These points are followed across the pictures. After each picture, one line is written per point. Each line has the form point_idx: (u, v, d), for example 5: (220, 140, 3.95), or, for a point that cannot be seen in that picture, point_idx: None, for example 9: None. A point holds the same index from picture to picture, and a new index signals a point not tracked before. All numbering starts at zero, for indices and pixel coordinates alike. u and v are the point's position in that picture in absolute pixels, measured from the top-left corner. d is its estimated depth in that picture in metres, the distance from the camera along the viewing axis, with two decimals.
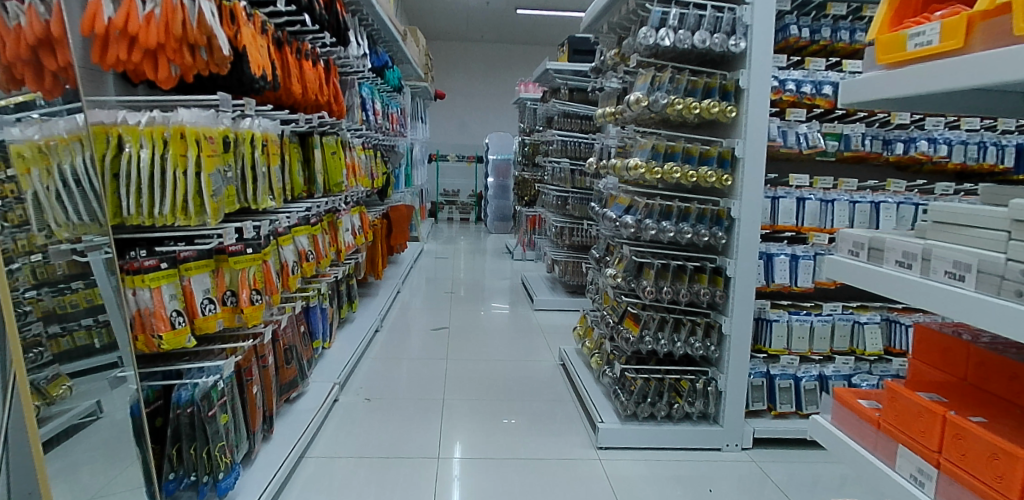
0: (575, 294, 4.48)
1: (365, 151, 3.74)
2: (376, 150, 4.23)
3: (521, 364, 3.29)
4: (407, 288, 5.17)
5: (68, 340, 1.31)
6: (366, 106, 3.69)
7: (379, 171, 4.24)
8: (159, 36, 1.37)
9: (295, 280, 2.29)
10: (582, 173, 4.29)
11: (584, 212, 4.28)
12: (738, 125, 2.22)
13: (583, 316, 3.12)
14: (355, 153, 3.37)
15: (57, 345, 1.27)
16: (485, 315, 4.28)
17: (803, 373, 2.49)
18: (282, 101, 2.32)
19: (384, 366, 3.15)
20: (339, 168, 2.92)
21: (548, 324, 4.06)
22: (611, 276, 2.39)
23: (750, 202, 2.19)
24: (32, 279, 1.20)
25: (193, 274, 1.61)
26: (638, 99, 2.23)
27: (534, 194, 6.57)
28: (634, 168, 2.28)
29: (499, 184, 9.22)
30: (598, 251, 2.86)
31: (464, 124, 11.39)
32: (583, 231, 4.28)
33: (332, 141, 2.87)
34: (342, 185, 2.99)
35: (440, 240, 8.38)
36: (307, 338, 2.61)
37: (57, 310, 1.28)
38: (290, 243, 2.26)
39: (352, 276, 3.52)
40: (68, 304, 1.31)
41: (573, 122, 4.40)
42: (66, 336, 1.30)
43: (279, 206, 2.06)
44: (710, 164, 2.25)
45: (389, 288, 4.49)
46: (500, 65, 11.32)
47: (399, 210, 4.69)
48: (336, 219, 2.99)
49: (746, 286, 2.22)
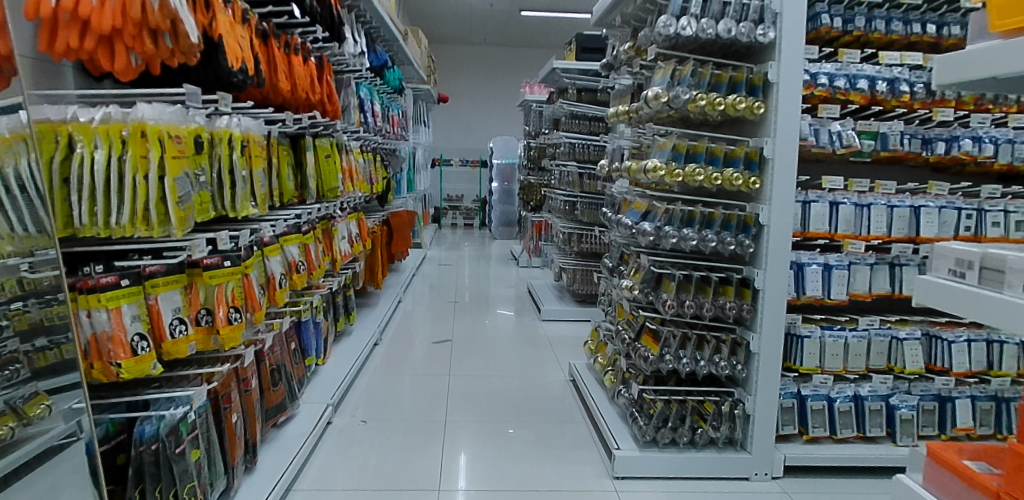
0: (584, 304, 4.27)
1: (364, 154, 3.57)
2: (376, 154, 4.05)
3: (528, 380, 3.09)
4: (408, 297, 4.98)
5: (56, 353, 1.20)
6: (364, 107, 3.52)
7: (379, 175, 4.06)
8: (114, 21, 1.18)
9: (284, 295, 2.10)
10: (590, 177, 4.10)
11: (593, 218, 4.08)
12: (766, 123, 2.03)
13: (595, 330, 2.92)
14: (352, 156, 3.20)
15: (42, 358, 1.19)
16: (489, 326, 4.09)
17: (837, 394, 2.29)
18: (270, 99, 2.14)
19: (382, 384, 2.95)
20: (334, 172, 2.74)
21: (556, 336, 3.85)
22: (627, 289, 2.19)
23: (781, 207, 1.99)
24: (14, 290, 1.14)
25: (160, 292, 1.43)
26: (657, 94, 2.02)
27: (541, 199, 6.37)
28: (653, 170, 2.07)
29: (504, 189, 9.03)
30: (611, 260, 2.67)
31: (468, 128, 11.23)
32: (593, 238, 4.09)
33: (326, 144, 2.69)
34: (337, 191, 2.80)
35: (444, 246, 8.20)
36: (298, 356, 2.42)
37: (45, 322, 1.19)
38: (278, 253, 2.08)
39: (350, 286, 3.34)
40: (57, 315, 1.20)
41: (581, 123, 4.21)
42: (55, 349, 1.20)
43: (264, 214, 1.88)
44: (736, 166, 2.05)
45: (390, 298, 4.30)
46: (505, 69, 11.16)
47: (400, 217, 4.51)
48: (331, 227, 2.81)
49: (777, 299, 2.02)
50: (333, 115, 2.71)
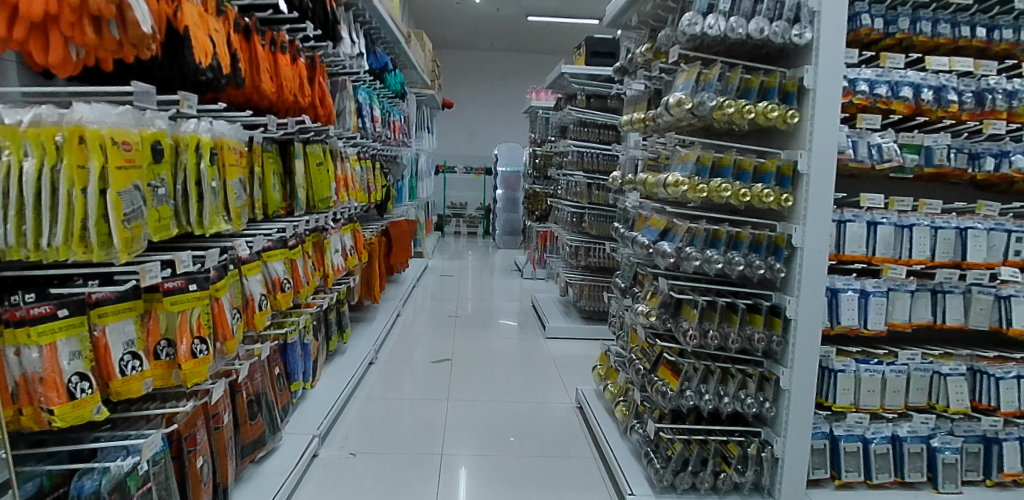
0: (590, 321, 4.06)
1: (362, 161, 3.38)
2: (375, 160, 3.86)
3: (530, 406, 2.87)
4: (407, 309, 4.78)
5: None
6: (362, 112, 3.34)
7: (378, 183, 3.88)
8: (46, 5, 0.99)
9: (265, 319, 1.91)
10: (599, 188, 3.89)
11: (601, 231, 3.87)
12: (800, 134, 1.83)
13: (604, 354, 2.71)
14: (347, 164, 3.01)
15: None
16: (490, 344, 3.88)
17: (873, 434, 2.07)
18: (254, 102, 1.96)
19: (375, 410, 2.74)
20: (327, 181, 2.55)
21: (561, 355, 3.64)
22: (643, 314, 1.98)
23: (817, 227, 1.78)
24: None
25: (109, 323, 1.24)
26: (681, 100, 1.81)
27: (546, 208, 6.16)
28: (675, 185, 1.86)
29: (508, 197, 8.84)
30: (623, 281, 2.46)
31: (473, 134, 11.08)
32: (602, 251, 3.88)
33: (319, 150, 2.50)
34: (330, 201, 2.61)
35: (447, 255, 8.02)
36: (282, 381, 2.22)
37: None
38: (258, 272, 1.89)
39: (344, 302, 3.15)
40: None
41: (590, 131, 4.00)
42: None
43: (240, 230, 1.69)
44: (766, 181, 1.85)
45: (388, 312, 4.10)
46: (511, 75, 11.01)
47: (400, 226, 4.33)
48: (322, 239, 2.62)
49: (811, 330, 1.81)
50: (327, 120, 2.53)
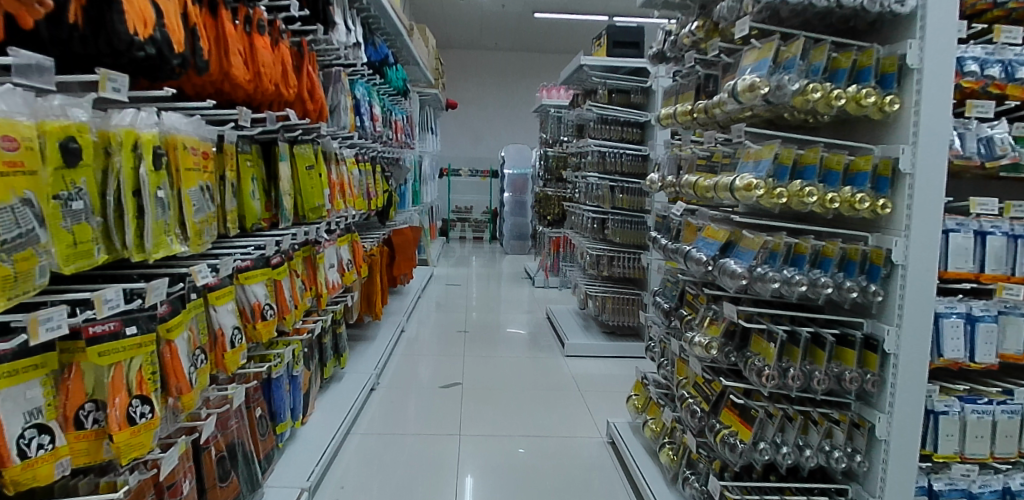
0: (614, 338, 3.68)
1: (360, 165, 3.03)
2: (376, 163, 3.51)
3: (555, 442, 2.46)
4: (412, 324, 4.39)
5: None
6: (361, 109, 3.00)
7: (379, 189, 3.53)
8: None
9: (240, 357, 1.54)
10: (623, 191, 3.54)
11: (626, 239, 3.52)
12: (900, 125, 1.47)
13: (638, 382, 2.34)
14: (344, 168, 2.67)
15: None
16: (504, 364, 3.49)
17: (981, 489, 1.68)
18: (226, 93, 1.61)
19: (376, 450, 2.34)
20: (318, 188, 2.20)
21: (583, 377, 3.26)
22: (701, 346, 1.60)
23: (925, 240, 1.42)
24: None
25: (3, 389, 0.87)
26: (755, 83, 1.44)
27: (559, 213, 5.80)
28: (746, 189, 1.45)
29: (516, 201, 8.49)
30: (666, 301, 2.09)
31: (478, 136, 10.73)
32: (626, 260, 3.52)
33: (309, 152, 2.15)
34: (323, 210, 2.25)
35: (452, 262, 7.66)
36: (264, 423, 1.83)
37: None
38: (230, 299, 1.53)
39: (342, 323, 2.79)
40: None
41: (612, 129, 3.64)
42: None
43: (200, 251, 1.31)
44: (858, 184, 1.49)
45: (391, 327, 3.74)
46: (516, 75, 10.67)
47: (403, 233, 3.98)
48: (315, 254, 2.27)
49: (916, 368, 1.45)
50: (318, 117, 2.17)
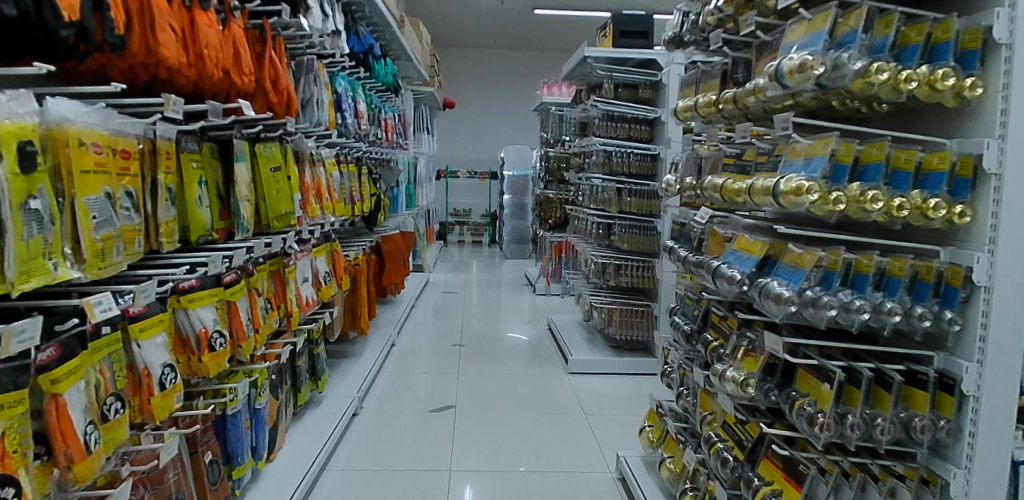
0: (622, 352, 3.39)
1: (342, 167, 2.76)
2: (362, 164, 3.24)
3: (559, 477, 2.17)
4: (405, 334, 4.09)
5: None
6: (343, 105, 2.73)
7: (366, 192, 3.26)
8: None
9: (176, 401, 1.24)
10: (631, 194, 3.26)
11: (634, 245, 3.25)
12: (984, 114, 1.18)
13: (652, 410, 2.06)
14: (322, 169, 2.40)
15: None
16: (502, 381, 3.18)
17: None
18: (160, 76, 1.34)
19: (352, 490, 2.04)
20: (286, 193, 1.94)
21: (588, 396, 2.99)
22: (735, 383, 1.32)
23: (1015, 254, 1.11)
24: None
25: None
26: (806, 62, 1.17)
27: (562, 217, 5.53)
28: (795, 194, 1.18)
29: (516, 203, 8.22)
30: (685, 322, 1.81)
31: (477, 137, 10.45)
32: (634, 269, 3.25)
33: (274, 151, 1.89)
34: (293, 217, 1.98)
35: (450, 267, 7.39)
36: (214, 469, 1.54)
37: None
38: (163, 331, 1.23)
39: (320, 341, 2.51)
40: None
41: (618, 127, 3.37)
42: None
43: (103, 276, 1.00)
44: (929, 187, 1.20)
45: (379, 341, 3.44)
46: (516, 75, 10.40)
47: (392, 240, 3.72)
48: (283, 267, 2.00)
49: (1000, 412, 1.13)
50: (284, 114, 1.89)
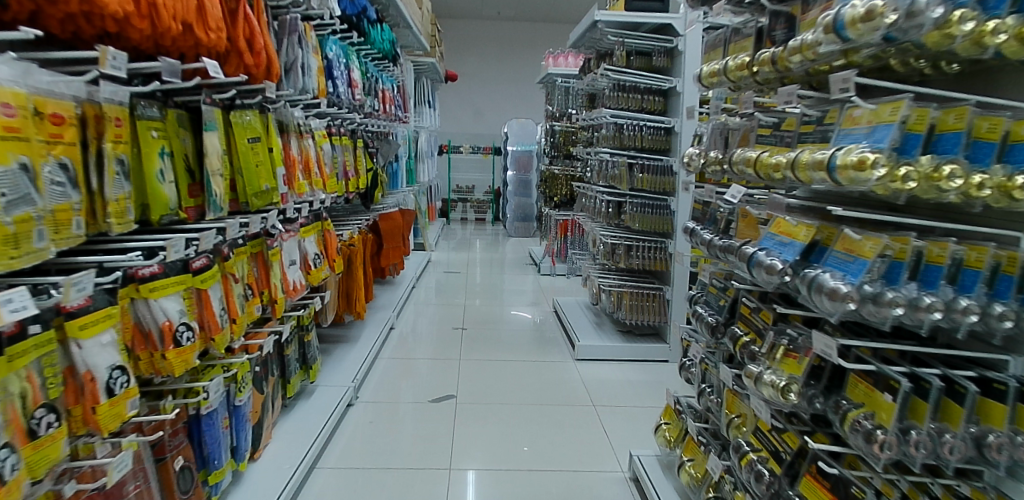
0: (631, 338, 3.23)
1: (334, 139, 2.56)
2: (357, 138, 3.03)
3: (567, 476, 2.02)
4: (405, 315, 3.93)
5: None
6: (333, 71, 2.52)
7: (361, 167, 3.06)
8: None
9: (128, 409, 1.09)
10: (644, 169, 3.05)
11: (646, 225, 3.05)
12: None
13: (669, 406, 1.92)
14: (310, 142, 2.20)
15: None
16: (506, 366, 3.04)
17: None
18: (105, 27, 1.13)
19: (345, 489, 1.90)
20: (269, 168, 1.75)
21: (597, 385, 2.85)
22: (774, 388, 1.17)
23: None
24: None
25: None
26: (874, 8, 0.97)
27: (568, 194, 5.32)
28: (857, 168, 0.98)
29: (520, 180, 7.98)
30: (709, 313, 1.64)
31: (480, 111, 10.16)
32: (646, 250, 3.06)
33: (252, 121, 1.70)
34: (275, 193, 1.79)
35: (452, 245, 7.21)
36: (187, 476, 1.39)
37: None
38: (111, 328, 1.06)
39: (312, 327, 2.34)
40: None
41: (630, 98, 3.14)
42: None
43: (18, 266, 0.82)
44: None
45: (378, 324, 3.28)
46: (521, 46, 10.04)
47: (391, 218, 3.53)
48: (265, 249, 1.82)
49: None
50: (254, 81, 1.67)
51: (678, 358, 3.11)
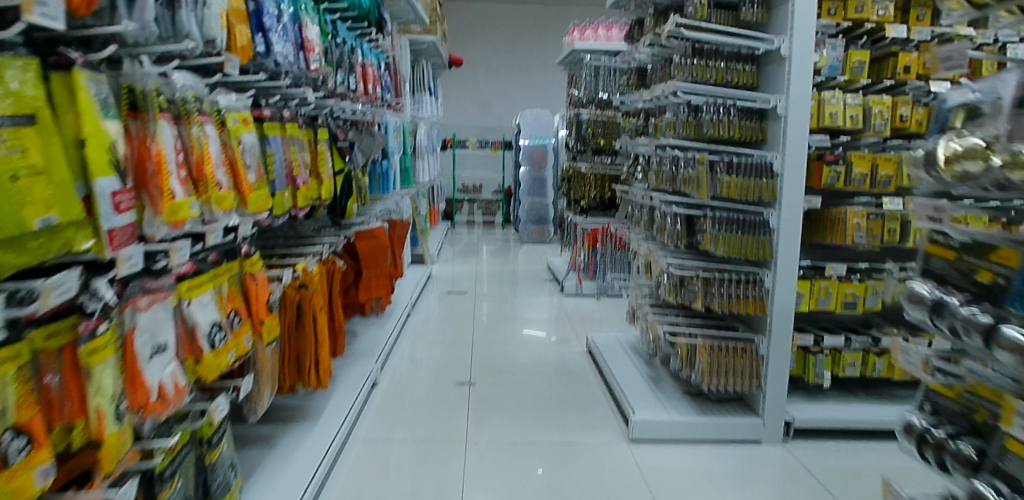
0: (704, 406, 2.31)
1: (270, 126, 1.65)
2: (319, 126, 2.12)
3: None
4: (395, 358, 3.03)
5: None
6: (266, 18, 1.60)
7: (326, 167, 2.15)
8: None
9: None
10: (731, 171, 2.10)
11: (733, 251, 2.11)
12: None
13: None
14: (205, 127, 1.29)
15: None
16: (530, 453, 2.11)
17: None
18: None
19: None
20: (60, 183, 0.81)
21: (666, 484, 1.93)
22: None
23: None
24: None
25: None
26: None
27: (599, 195, 4.34)
28: None
29: (535, 177, 7.04)
30: None
31: (488, 102, 9.21)
32: (730, 285, 2.15)
33: (6, 78, 0.74)
34: (78, 238, 0.86)
35: (458, 254, 6.33)
36: None
37: None
38: None
39: (221, 435, 1.41)
40: None
41: (708, 66, 2.18)
42: None
43: None
44: None
45: (353, 387, 2.38)
46: (533, 30, 9.05)
47: (373, 235, 2.62)
48: (80, 340, 0.91)
49: None
50: None
51: (775, 440, 2.19)
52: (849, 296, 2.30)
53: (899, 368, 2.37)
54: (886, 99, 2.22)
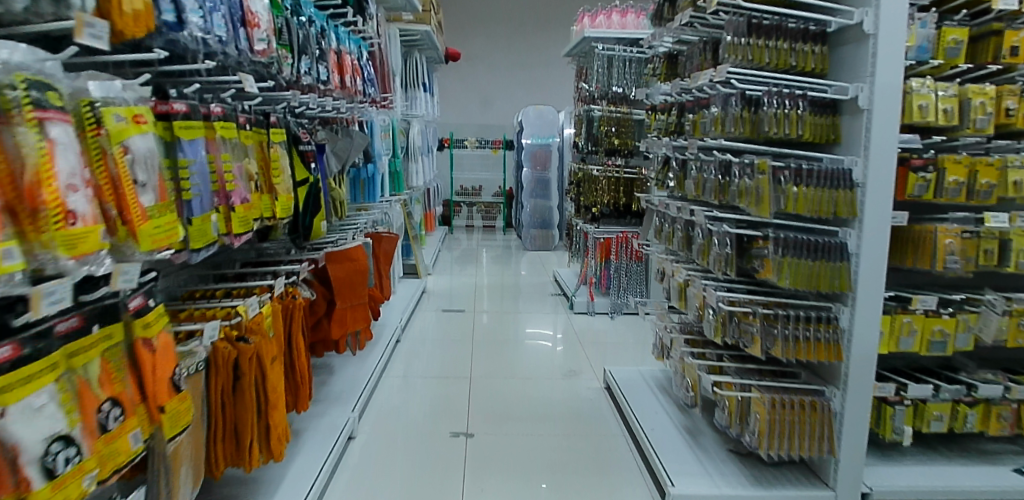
0: (758, 472, 1.85)
1: (187, 127, 1.19)
2: (272, 125, 1.66)
3: None
4: (380, 398, 2.57)
5: None
6: None
7: (283, 178, 1.69)
8: None
9: None
10: (800, 181, 1.64)
11: (800, 282, 1.65)
12: None
13: None
14: (53, 125, 0.81)
15: None
16: None
17: None
18: None
19: None
20: None
21: None
22: None
23: None
24: None
25: None
26: None
27: (613, 202, 3.87)
28: None
29: (538, 178, 6.59)
30: None
31: (488, 99, 8.75)
32: (795, 325, 1.69)
33: None
34: None
35: (456, 262, 5.88)
36: None
37: None
38: None
39: None
40: None
41: (768, 46, 1.73)
42: None
43: None
44: None
45: (322, 449, 1.92)
46: (535, 23, 8.58)
47: (350, 257, 2.17)
48: None
49: None
50: None
51: None
52: (937, 334, 1.84)
53: (995, 422, 1.90)
54: (989, 89, 1.78)
